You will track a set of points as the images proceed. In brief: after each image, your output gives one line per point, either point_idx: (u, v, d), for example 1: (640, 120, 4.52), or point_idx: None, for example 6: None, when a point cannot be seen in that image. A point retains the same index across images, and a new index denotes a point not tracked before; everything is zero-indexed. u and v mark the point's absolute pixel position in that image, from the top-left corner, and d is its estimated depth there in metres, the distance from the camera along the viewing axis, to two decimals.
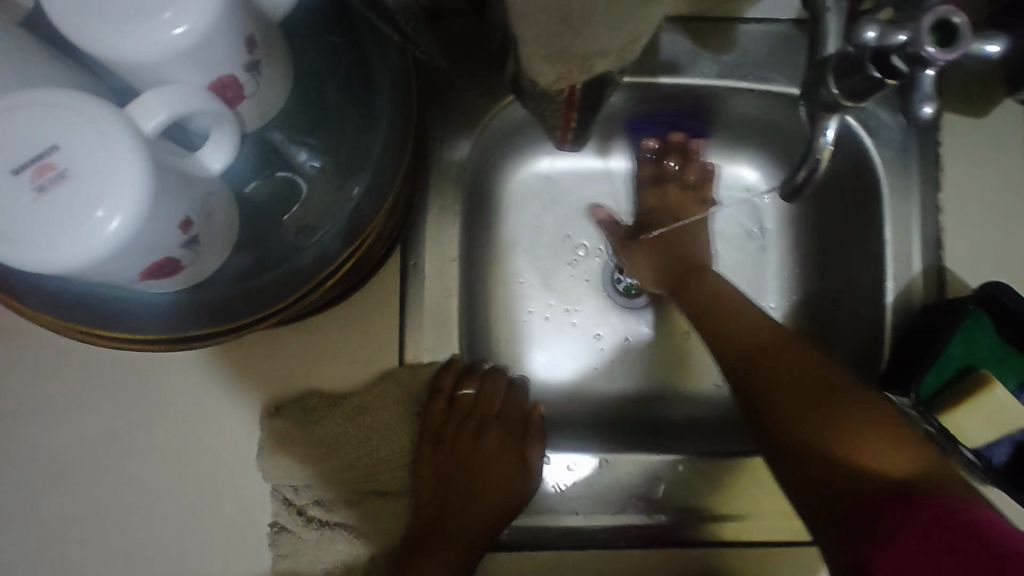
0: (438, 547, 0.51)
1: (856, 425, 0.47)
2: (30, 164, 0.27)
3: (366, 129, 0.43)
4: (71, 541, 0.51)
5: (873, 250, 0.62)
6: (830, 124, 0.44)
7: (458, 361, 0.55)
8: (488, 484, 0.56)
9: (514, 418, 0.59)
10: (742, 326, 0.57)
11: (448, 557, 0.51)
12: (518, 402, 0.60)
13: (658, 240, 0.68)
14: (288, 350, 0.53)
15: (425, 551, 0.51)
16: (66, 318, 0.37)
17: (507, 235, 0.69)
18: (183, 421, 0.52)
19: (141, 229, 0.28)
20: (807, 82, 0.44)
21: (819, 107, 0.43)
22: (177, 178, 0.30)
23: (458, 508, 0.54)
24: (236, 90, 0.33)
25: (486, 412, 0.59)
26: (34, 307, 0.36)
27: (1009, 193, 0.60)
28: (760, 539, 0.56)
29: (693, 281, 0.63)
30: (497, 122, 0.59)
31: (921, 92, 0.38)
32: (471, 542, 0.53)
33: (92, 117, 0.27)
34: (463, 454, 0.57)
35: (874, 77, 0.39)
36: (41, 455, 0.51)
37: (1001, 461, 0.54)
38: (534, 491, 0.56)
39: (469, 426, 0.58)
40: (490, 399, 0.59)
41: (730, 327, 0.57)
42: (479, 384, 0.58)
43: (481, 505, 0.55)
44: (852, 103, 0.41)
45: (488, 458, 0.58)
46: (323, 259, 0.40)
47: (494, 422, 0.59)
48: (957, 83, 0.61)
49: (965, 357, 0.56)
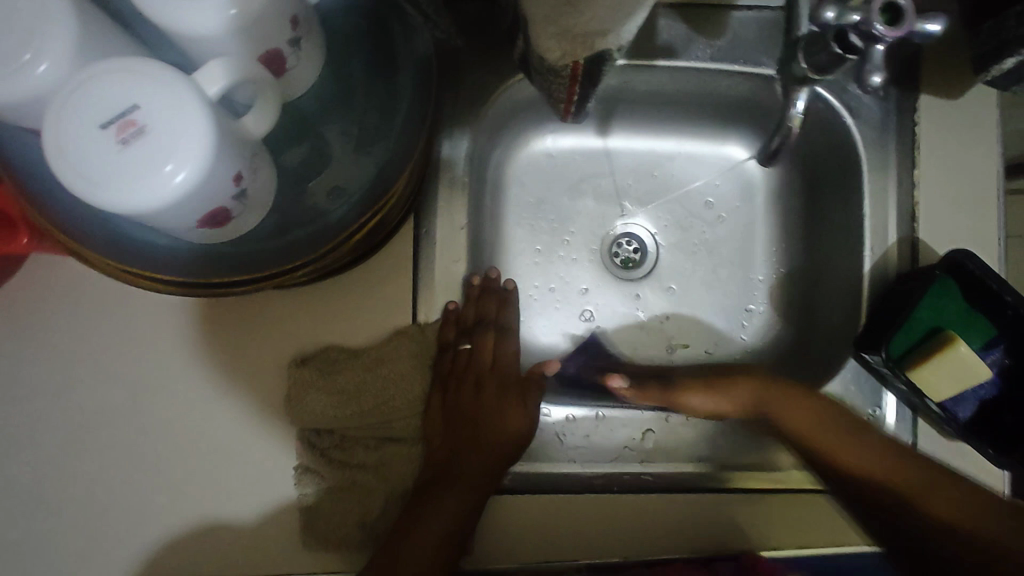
0: (448, 485, 0.55)
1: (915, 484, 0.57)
2: (113, 121, 0.31)
3: (387, 104, 0.48)
4: (115, 478, 0.56)
5: (853, 223, 0.67)
6: (801, 95, 0.52)
7: (455, 311, 0.61)
8: (485, 431, 0.59)
9: (509, 374, 0.64)
10: (822, 426, 0.60)
11: (455, 498, 0.55)
12: (513, 356, 0.65)
13: (797, 399, 0.62)
14: (311, 309, 0.58)
15: (436, 488, 0.55)
16: (124, 265, 0.41)
17: (480, 273, 0.66)
18: (217, 370, 0.57)
19: (202, 181, 0.32)
20: (783, 57, 0.51)
21: (791, 83, 0.51)
22: (231, 138, 0.34)
23: (467, 452, 0.58)
24: (278, 64, 0.38)
25: (486, 365, 0.63)
26: (97, 255, 0.41)
27: (978, 171, 0.65)
28: (743, 487, 0.62)
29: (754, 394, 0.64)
30: (505, 99, 0.64)
31: (871, 63, 0.44)
32: (481, 482, 0.56)
33: (165, 82, 0.32)
34: (464, 405, 0.61)
35: (834, 52, 0.46)
36: (87, 399, 0.57)
37: (965, 417, 0.60)
38: (531, 431, 0.61)
39: (469, 378, 0.62)
40: (486, 355, 0.63)
41: (822, 430, 0.60)
42: (478, 338, 0.63)
43: (486, 450, 0.58)
44: (816, 77, 0.48)
45: (493, 407, 0.61)
46: (347, 221, 0.45)
47: (490, 375, 0.63)
48: (932, 67, 0.66)
49: (930, 320, 0.61)
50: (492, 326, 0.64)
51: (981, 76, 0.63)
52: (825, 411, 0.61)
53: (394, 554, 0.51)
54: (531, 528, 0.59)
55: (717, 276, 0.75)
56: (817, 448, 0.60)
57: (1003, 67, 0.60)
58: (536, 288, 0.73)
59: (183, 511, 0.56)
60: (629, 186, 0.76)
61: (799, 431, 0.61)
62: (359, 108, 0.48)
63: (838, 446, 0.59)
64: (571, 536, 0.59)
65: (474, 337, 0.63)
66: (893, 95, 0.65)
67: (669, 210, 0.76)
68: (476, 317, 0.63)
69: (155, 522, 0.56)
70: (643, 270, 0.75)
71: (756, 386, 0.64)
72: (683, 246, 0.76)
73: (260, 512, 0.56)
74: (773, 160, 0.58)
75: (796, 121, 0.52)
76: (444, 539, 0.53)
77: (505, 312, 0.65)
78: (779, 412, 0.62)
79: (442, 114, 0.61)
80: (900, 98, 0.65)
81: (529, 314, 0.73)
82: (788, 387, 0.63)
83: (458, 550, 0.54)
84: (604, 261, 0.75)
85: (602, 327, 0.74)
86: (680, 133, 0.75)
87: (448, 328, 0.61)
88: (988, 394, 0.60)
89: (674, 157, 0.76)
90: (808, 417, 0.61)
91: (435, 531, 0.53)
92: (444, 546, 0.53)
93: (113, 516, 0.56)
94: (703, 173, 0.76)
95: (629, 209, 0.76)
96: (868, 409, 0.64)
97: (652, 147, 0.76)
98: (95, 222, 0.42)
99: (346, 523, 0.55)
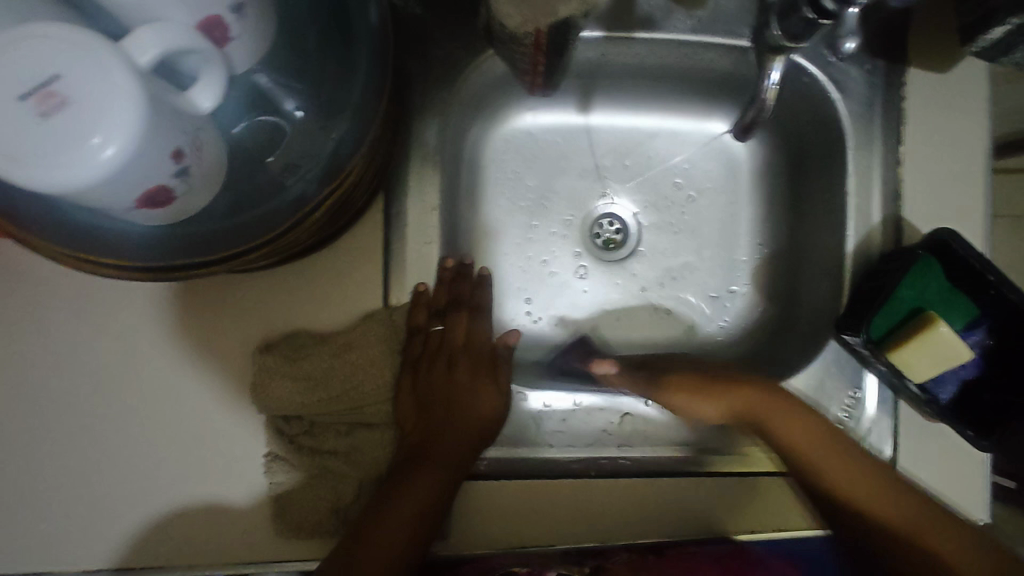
0: (422, 465, 0.54)
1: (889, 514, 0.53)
2: (33, 92, 0.29)
3: (347, 76, 0.45)
4: (79, 467, 0.54)
5: (836, 202, 0.65)
6: (777, 66, 0.51)
7: (426, 291, 0.59)
8: (459, 408, 0.58)
9: (481, 352, 0.62)
10: (801, 437, 0.56)
11: (428, 479, 0.53)
12: (484, 331, 0.63)
13: (791, 408, 0.57)
14: (279, 294, 0.56)
15: (408, 470, 0.54)
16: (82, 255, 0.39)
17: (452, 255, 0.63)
18: (182, 356, 0.55)
19: (134, 156, 0.31)
20: (758, 27, 0.51)
21: (767, 51, 0.50)
22: (168, 110, 0.32)
23: (441, 433, 0.56)
24: (221, 31, 0.36)
25: (457, 344, 0.61)
26: (48, 243, 0.39)
27: (964, 147, 0.63)
28: (717, 471, 0.62)
29: (774, 406, 0.58)
30: (478, 74, 0.61)
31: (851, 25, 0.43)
32: (453, 464, 0.55)
33: (89, 49, 0.29)
34: (434, 386, 0.58)
35: (809, 16, 0.45)
36: (49, 385, 0.55)
37: (948, 398, 0.60)
38: (503, 411, 0.60)
39: (441, 358, 0.60)
40: (458, 334, 0.61)
41: (800, 439, 0.56)
42: (450, 319, 0.61)
43: (460, 431, 0.57)
44: (790, 44, 0.48)
45: (467, 383, 0.60)
46: (305, 198, 0.43)
47: (462, 355, 0.61)
48: (918, 40, 0.64)
49: (912, 300, 0.60)
50: (465, 308, 0.62)
51: (968, 48, 0.61)
52: (805, 418, 0.57)
53: (367, 537, 0.50)
54: (509, 512, 0.58)
55: (700, 257, 0.74)
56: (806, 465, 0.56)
57: (990, 37, 0.58)
58: (516, 271, 0.72)
59: (149, 500, 0.54)
60: (610, 164, 0.74)
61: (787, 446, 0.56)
62: (319, 83, 0.46)
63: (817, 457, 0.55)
64: (545, 519, 0.58)
65: (441, 314, 0.61)
66: (880, 69, 0.63)
67: (651, 189, 0.74)
68: (449, 298, 0.61)
69: (122, 512, 0.54)
70: (625, 251, 0.74)
71: (799, 422, 0.57)
72: (664, 226, 0.74)
73: (230, 500, 0.55)
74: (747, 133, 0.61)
75: (772, 94, 0.51)
76: (416, 519, 0.52)
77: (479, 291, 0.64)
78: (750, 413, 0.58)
79: (412, 89, 0.59)
80: (886, 71, 0.64)
81: (508, 297, 0.71)
82: (787, 404, 0.58)
83: (432, 530, 0.53)
84: (585, 242, 0.73)
85: (582, 310, 0.73)
86: (662, 109, 0.73)
87: (416, 318, 0.59)
88: (969, 375, 0.59)
89: (656, 134, 0.74)
90: (790, 421, 0.57)
91: (407, 513, 0.51)
92: (421, 528, 0.52)
93: (78, 505, 0.54)
94: (686, 150, 0.74)
95: (610, 188, 0.74)
96: (848, 391, 0.63)
97: (633, 124, 0.74)
98: (32, 205, 0.39)
99: (319, 508, 0.54)
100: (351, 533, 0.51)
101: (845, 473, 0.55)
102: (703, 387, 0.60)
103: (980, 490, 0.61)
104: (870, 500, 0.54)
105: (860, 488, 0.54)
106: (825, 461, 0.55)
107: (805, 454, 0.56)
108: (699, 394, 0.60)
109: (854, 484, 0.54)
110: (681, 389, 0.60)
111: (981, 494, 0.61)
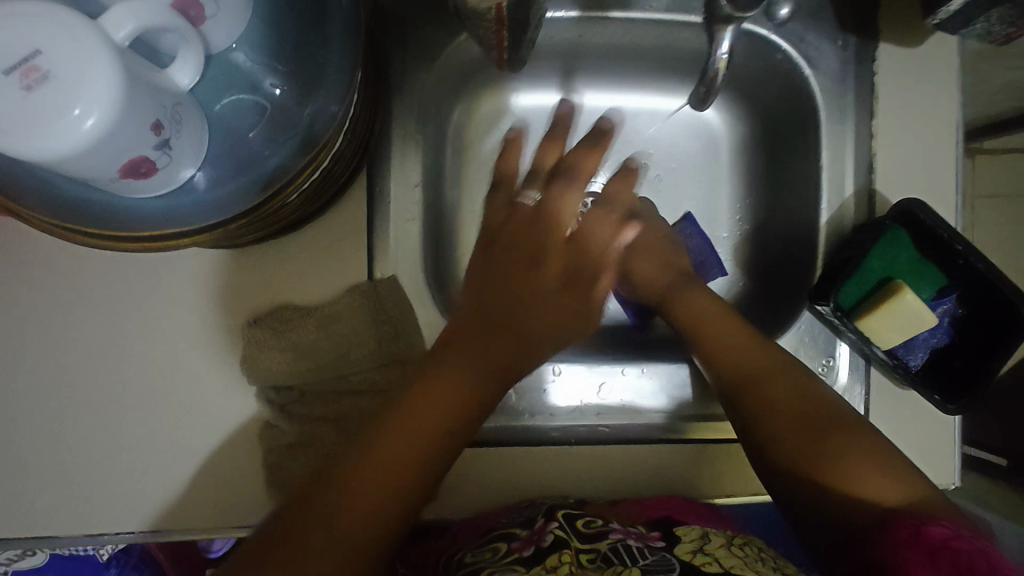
0: (429, 395, 0.50)
1: (772, 406, 0.54)
2: (17, 67, 0.31)
3: (323, 54, 0.48)
4: (77, 438, 0.57)
5: (811, 176, 0.67)
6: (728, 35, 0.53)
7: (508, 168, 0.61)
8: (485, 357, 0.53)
9: (580, 248, 0.60)
10: (709, 324, 0.60)
11: (414, 433, 0.48)
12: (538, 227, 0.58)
13: (696, 297, 0.63)
14: (266, 268, 0.58)
15: (412, 399, 0.50)
16: (75, 228, 0.41)
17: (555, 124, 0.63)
18: (174, 330, 0.57)
19: (115, 127, 0.33)
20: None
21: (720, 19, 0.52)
22: (147, 84, 0.35)
23: (463, 361, 0.52)
24: (196, 10, 0.38)
25: (493, 282, 0.56)
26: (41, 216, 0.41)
27: (936, 121, 0.64)
28: (695, 437, 0.64)
29: (687, 293, 0.63)
30: (457, 53, 0.63)
31: None
32: (468, 397, 0.51)
33: (66, 24, 0.31)
34: (503, 286, 0.56)
35: None
36: (45, 358, 0.57)
37: (916, 365, 0.62)
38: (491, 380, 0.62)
39: (521, 250, 0.57)
40: (554, 221, 0.59)
41: (704, 323, 0.61)
42: (557, 189, 0.59)
43: (487, 357, 0.53)
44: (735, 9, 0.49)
45: (506, 325, 0.55)
46: (283, 168, 0.45)
47: (546, 254, 0.58)
48: (891, 13, 0.64)
49: (883, 269, 0.61)
50: (580, 177, 0.60)
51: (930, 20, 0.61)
52: (711, 305, 0.62)
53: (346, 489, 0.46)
54: (495, 478, 0.61)
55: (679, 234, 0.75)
56: (713, 354, 0.59)
57: (949, 9, 0.58)
58: None
59: (145, 468, 0.57)
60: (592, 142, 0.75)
61: (694, 331, 0.61)
62: (297, 61, 0.48)
63: (719, 341, 0.59)
64: (529, 486, 0.61)
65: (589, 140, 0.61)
66: (852, 44, 0.65)
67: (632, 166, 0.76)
68: (552, 167, 0.61)
69: (118, 480, 0.57)
70: None
71: (709, 310, 0.61)
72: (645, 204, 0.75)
73: (223, 469, 0.57)
74: (705, 104, 0.63)
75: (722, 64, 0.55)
76: (395, 477, 0.47)
77: (591, 157, 0.60)
78: (661, 292, 0.65)
79: (392, 68, 0.61)
80: (858, 46, 0.65)
81: None
82: (702, 298, 0.63)
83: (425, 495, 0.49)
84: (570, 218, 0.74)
85: None
86: (643, 88, 0.74)
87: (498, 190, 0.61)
88: (939, 344, 0.62)
89: (637, 113, 0.75)
90: (702, 307, 0.62)
91: (393, 465, 0.47)
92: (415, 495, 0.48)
93: (76, 474, 0.56)
94: (666, 129, 0.76)
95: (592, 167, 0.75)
96: (821, 359, 0.65)
97: (615, 103, 0.75)
98: (33, 188, 0.42)
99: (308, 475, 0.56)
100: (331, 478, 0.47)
101: (745, 354, 0.58)
102: (662, 254, 0.66)
103: (948, 457, 0.63)
104: (758, 382, 0.56)
105: (749, 375, 0.56)
106: (729, 345, 0.59)
107: (698, 324, 0.61)
108: (654, 257, 0.66)
109: (747, 370, 0.57)
110: (640, 248, 0.66)
111: (952, 459, 0.63)
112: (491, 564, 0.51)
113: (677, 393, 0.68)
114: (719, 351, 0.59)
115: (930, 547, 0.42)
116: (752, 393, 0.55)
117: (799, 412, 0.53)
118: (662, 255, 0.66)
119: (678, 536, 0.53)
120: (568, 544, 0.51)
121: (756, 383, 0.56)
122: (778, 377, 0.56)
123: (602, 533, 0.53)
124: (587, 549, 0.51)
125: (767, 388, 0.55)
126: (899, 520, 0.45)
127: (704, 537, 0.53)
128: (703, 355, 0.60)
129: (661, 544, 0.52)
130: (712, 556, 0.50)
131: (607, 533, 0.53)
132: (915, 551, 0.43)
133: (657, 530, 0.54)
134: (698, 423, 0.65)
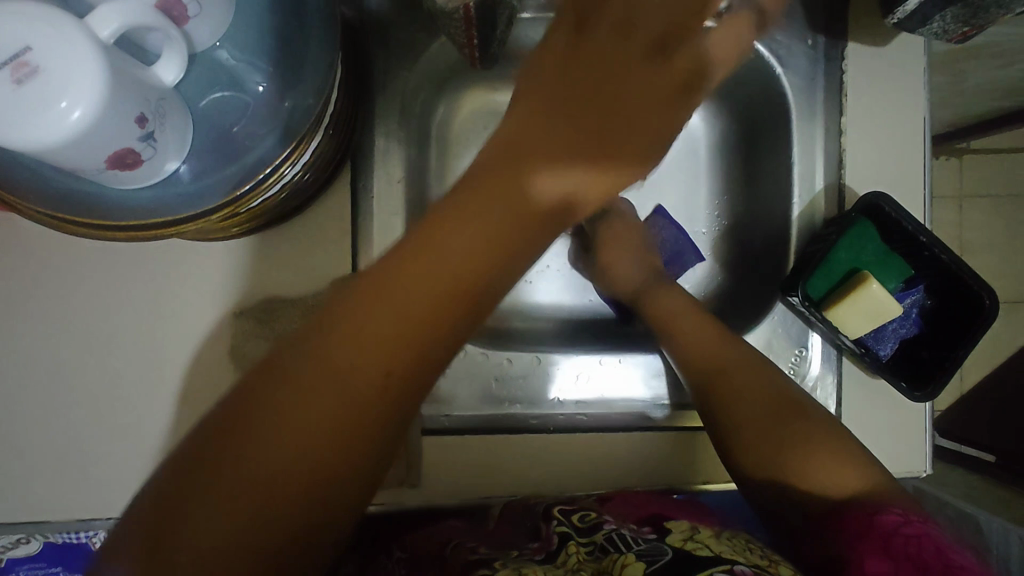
0: (354, 343, 0.39)
1: (736, 398, 0.56)
2: (6, 63, 0.33)
3: (303, 52, 0.50)
4: (68, 426, 0.58)
5: (784, 171, 0.69)
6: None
7: None
8: (433, 311, 0.41)
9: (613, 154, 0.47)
10: (683, 319, 0.63)
11: (332, 395, 0.38)
12: (544, 135, 0.45)
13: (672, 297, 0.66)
14: (253, 259, 0.60)
15: (332, 348, 0.39)
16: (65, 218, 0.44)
17: None
18: (164, 320, 0.59)
19: (100, 120, 0.35)
20: None
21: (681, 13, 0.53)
22: (132, 78, 0.37)
23: (405, 298, 0.40)
24: (179, 11, 0.41)
25: (445, 219, 0.42)
26: (36, 208, 0.43)
27: (904, 117, 0.66)
28: (678, 425, 0.66)
29: (665, 290, 0.67)
30: (437, 54, 0.66)
31: None
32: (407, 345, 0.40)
33: (53, 22, 0.34)
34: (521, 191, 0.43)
35: None
36: (37, 349, 0.58)
37: (886, 355, 0.64)
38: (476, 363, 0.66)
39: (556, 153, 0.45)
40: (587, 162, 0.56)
41: (681, 320, 0.63)
42: None
43: (438, 293, 0.41)
44: None
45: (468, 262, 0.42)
46: (265, 159, 0.47)
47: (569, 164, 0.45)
48: (859, 13, 0.66)
49: (850, 261, 0.64)
50: None
51: (889, 19, 0.64)
52: (682, 304, 0.65)
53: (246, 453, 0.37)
54: (473, 466, 0.63)
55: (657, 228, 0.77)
56: (684, 348, 0.61)
57: (907, 8, 0.61)
58: None
59: (135, 455, 0.58)
60: None
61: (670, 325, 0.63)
62: (278, 58, 0.50)
63: (693, 336, 0.61)
64: (507, 474, 0.63)
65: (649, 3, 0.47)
66: (821, 44, 0.67)
67: None
68: None
69: (109, 466, 0.58)
70: None
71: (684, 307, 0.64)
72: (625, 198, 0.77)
73: None
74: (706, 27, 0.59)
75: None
76: (320, 452, 0.38)
77: None
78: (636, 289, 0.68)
79: (375, 68, 0.63)
80: (827, 46, 0.67)
81: None
82: (675, 294, 0.66)
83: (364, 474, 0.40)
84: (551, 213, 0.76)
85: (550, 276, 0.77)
86: None
87: None
88: (908, 334, 0.64)
89: None
90: (675, 304, 0.65)
91: (310, 436, 0.38)
92: (343, 484, 0.39)
93: (68, 461, 0.58)
94: None
95: None
96: (794, 349, 0.66)
97: None
98: (28, 179, 0.44)
99: None
100: (226, 434, 0.37)
101: (716, 347, 0.60)
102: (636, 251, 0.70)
103: (921, 446, 0.64)
104: (726, 372, 0.58)
105: (719, 366, 0.58)
106: (699, 338, 0.61)
107: (671, 319, 0.64)
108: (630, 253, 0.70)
109: (714, 360, 0.59)
110: (617, 247, 0.70)
111: (924, 450, 0.64)
112: (500, 555, 0.49)
113: (655, 383, 0.69)
114: (689, 345, 0.61)
115: (884, 535, 0.44)
116: (720, 384, 0.57)
117: (761, 403, 0.55)
118: (638, 259, 0.70)
119: (668, 528, 0.50)
120: (571, 536, 0.51)
121: (723, 373, 0.58)
122: (745, 368, 0.58)
123: (597, 525, 0.52)
124: (586, 543, 0.50)
125: (732, 380, 0.57)
126: (858, 508, 0.46)
127: (694, 528, 0.49)
128: (677, 349, 0.62)
129: (652, 536, 0.49)
130: (702, 543, 0.46)
131: (602, 525, 0.51)
132: (873, 541, 0.44)
133: (648, 523, 0.52)
134: (686, 411, 0.67)
